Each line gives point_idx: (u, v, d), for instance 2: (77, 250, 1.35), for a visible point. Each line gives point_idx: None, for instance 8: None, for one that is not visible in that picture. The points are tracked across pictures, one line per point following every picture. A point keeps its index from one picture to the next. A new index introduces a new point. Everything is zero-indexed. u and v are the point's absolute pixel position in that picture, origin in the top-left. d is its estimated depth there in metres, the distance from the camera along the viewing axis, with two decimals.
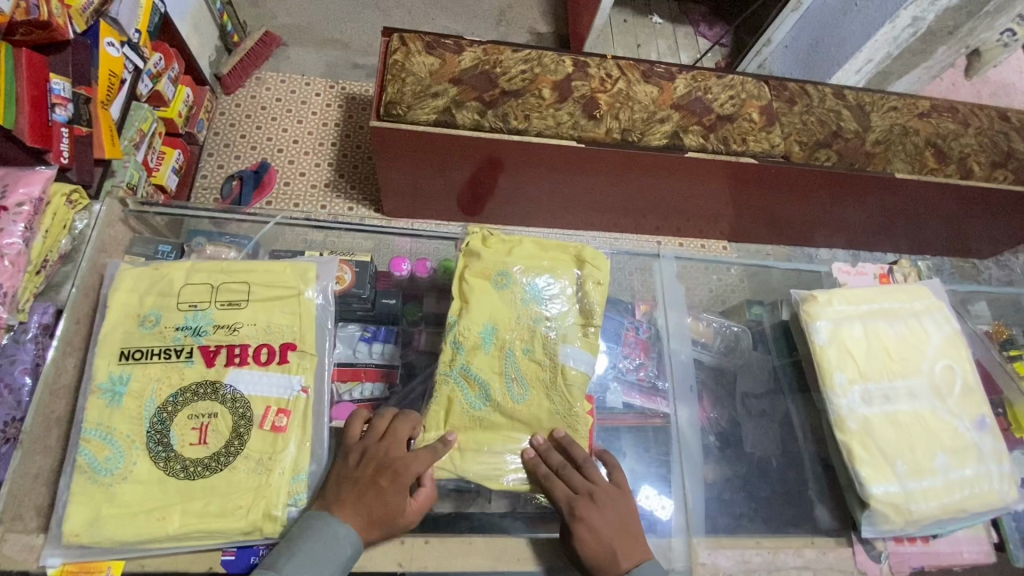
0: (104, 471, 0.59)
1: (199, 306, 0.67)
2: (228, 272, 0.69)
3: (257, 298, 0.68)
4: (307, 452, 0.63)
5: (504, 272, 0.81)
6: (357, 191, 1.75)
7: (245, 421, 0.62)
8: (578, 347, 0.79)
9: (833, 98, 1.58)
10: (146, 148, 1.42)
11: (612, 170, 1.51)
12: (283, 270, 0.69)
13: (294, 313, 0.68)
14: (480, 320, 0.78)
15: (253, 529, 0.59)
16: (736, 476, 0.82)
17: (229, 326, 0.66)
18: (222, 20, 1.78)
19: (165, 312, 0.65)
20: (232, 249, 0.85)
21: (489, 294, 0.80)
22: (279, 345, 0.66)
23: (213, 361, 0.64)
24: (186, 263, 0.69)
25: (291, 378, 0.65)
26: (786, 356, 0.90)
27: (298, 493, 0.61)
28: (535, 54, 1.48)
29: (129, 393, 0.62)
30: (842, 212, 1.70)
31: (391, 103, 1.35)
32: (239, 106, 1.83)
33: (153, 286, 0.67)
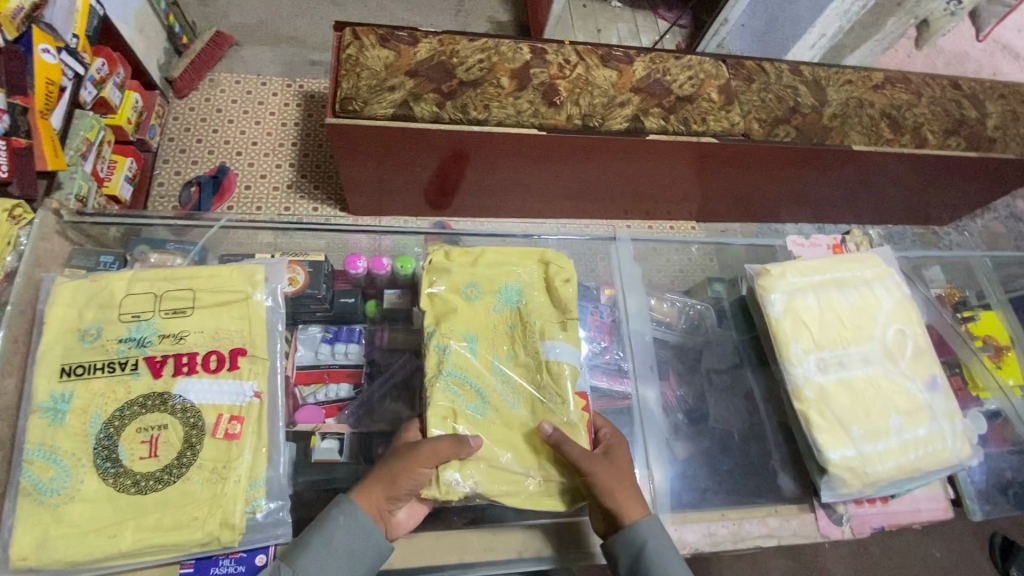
0: (49, 492, 0.57)
1: (142, 317, 0.65)
2: (173, 280, 0.67)
3: (203, 304, 0.66)
4: (263, 458, 0.61)
5: (472, 282, 0.82)
6: (321, 190, 1.72)
7: (197, 431, 0.60)
8: (558, 341, 0.79)
9: (790, 74, 1.59)
10: (94, 157, 1.38)
11: (576, 157, 1.51)
12: (229, 272, 0.68)
13: (244, 316, 0.66)
14: (457, 338, 0.77)
15: (211, 540, 0.57)
16: (701, 452, 0.83)
17: (175, 335, 0.64)
18: (169, 21, 1.72)
19: (106, 325, 0.63)
20: (178, 256, 0.84)
21: (458, 305, 0.80)
22: (229, 350, 0.64)
23: (160, 371, 0.62)
24: (127, 273, 0.67)
25: (243, 384, 0.63)
26: (746, 332, 0.92)
27: (256, 500, 0.60)
28: (492, 43, 1.46)
29: (73, 410, 0.60)
30: (805, 187, 1.72)
31: (347, 99, 1.33)
32: (193, 109, 1.78)
33: (93, 298, 0.65)
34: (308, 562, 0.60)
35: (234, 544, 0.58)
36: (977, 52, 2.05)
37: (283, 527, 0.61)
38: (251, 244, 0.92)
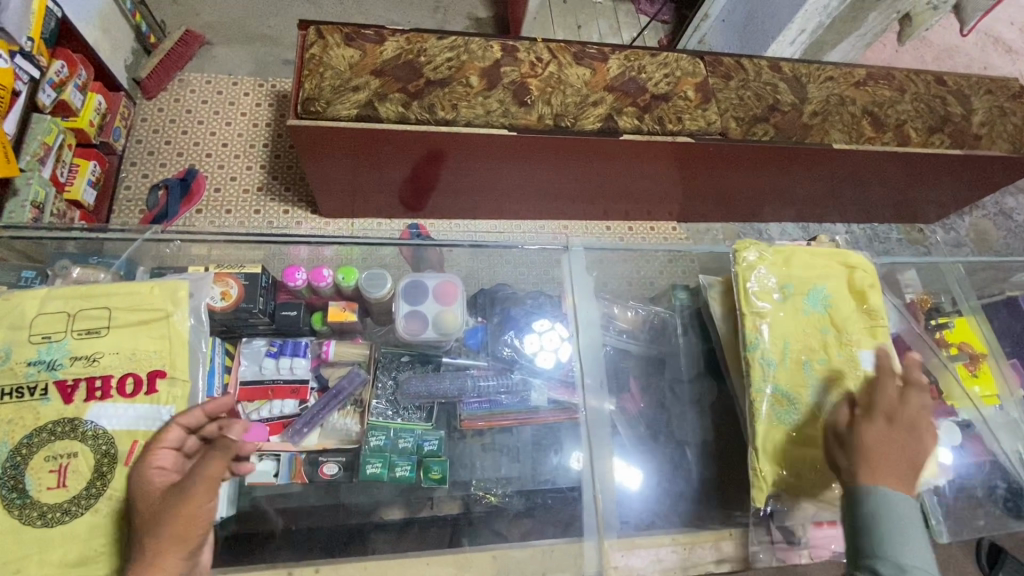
0: None
1: (53, 338, 0.63)
2: (85, 299, 0.65)
3: (119, 324, 0.64)
4: None
5: (785, 282, 0.85)
6: (292, 193, 1.68)
7: (109, 459, 0.59)
8: (872, 349, 0.82)
9: (770, 71, 1.56)
10: (52, 163, 1.35)
11: (551, 158, 1.47)
12: (148, 289, 0.66)
13: (163, 334, 0.65)
14: (770, 338, 0.81)
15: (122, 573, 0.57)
16: (656, 470, 0.81)
17: (88, 357, 0.63)
18: (135, 20, 1.68)
19: (15, 347, 0.61)
20: (101, 271, 0.79)
21: (774, 308, 0.83)
22: (146, 372, 0.64)
23: (71, 397, 0.61)
24: (36, 292, 0.65)
25: (160, 408, 0.63)
26: (704, 342, 0.90)
27: None
28: (461, 41, 1.43)
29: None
30: (787, 185, 1.68)
31: (309, 100, 1.29)
32: (162, 110, 1.73)
33: (4, 318, 0.63)
34: None
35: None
36: (967, 47, 2.01)
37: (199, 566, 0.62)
38: (186, 255, 0.88)
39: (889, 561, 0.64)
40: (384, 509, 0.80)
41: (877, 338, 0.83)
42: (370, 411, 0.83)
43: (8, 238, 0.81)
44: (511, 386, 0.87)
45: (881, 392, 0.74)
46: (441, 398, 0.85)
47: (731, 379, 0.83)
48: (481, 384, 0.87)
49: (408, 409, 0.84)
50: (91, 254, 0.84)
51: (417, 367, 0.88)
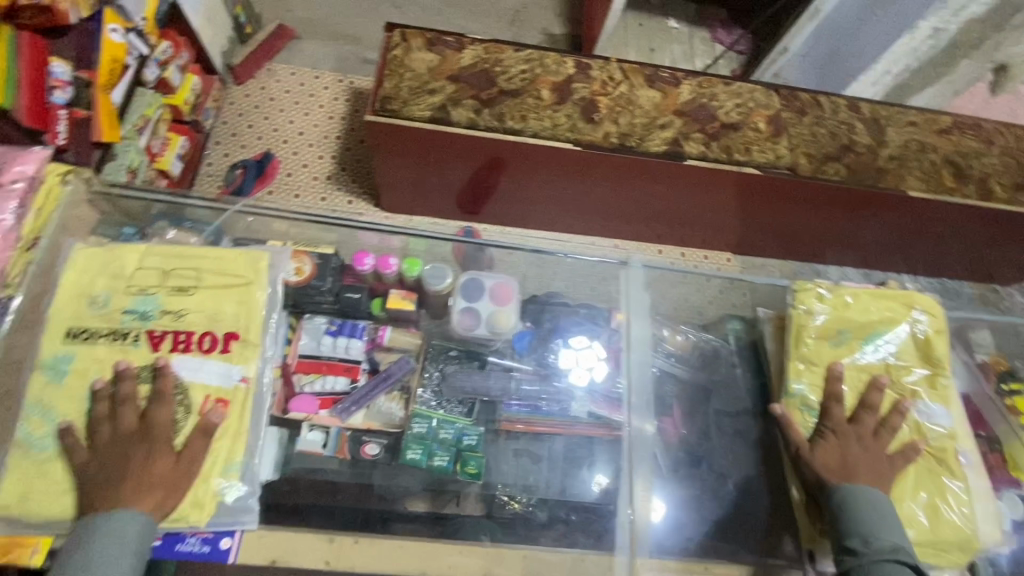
0: (37, 448, 0.66)
1: (148, 291, 0.75)
2: (182, 261, 0.77)
3: (205, 285, 0.76)
4: (241, 445, 0.70)
5: (841, 327, 0.84)
6: (357, 184, 1.75)
7: (183, 407, 0.69)
8: (929, 401, 0.81)
9: (847, 110, 1.52)
10: (149, 134, 1.45)
11: (611, 176, 1.48)
12: (236, 259, 0.78)
13: (243, 299, 0.76)
14: (817, 382, 0.81)
15: (181, 517, 0.65)
16: (692, 498, 0.80)
17: (175, 312, 0.74)
18: (236, 11, 1.81)
19: (114, 295, 0.74)
20: (193, 235, 0.87)
21: (827, 351, 0.83)
22: (222, 334, 0.74)
23: (158, 346, 0.72)
24: (139, 248, 0.78)
25: (232, 367, 0.72)
26: (756, 377, 0.89)
27: (232, 483, 0.68)
28: (537, 55, 1.47)
29: (71, 372, 0.69)
30: (853, 229, 1.62)
31: (387, 99, 1.36)
32: (249, 96, 1.85)
33: (106, 269, 0.75)
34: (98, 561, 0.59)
35: (203, 525, 0.66)
36: None
37: (250, 515, 0.69)
38: (266, 230, 0.94)
39: (856, 535, 0.67)
40: (410, 499, 0.80)
41: (933, 389, 0.82)
42: (415, 399, 0.86)
43: None
44: (554, 395, 0.88)
45: (829, 416, 0.77)
46: (484, 396, 0.87)
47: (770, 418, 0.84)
48: (525, 387, 0.89)
49: (451, 402, 0.86)
50: (186, 220, 0.92)
51: (464, 362, 0.90)
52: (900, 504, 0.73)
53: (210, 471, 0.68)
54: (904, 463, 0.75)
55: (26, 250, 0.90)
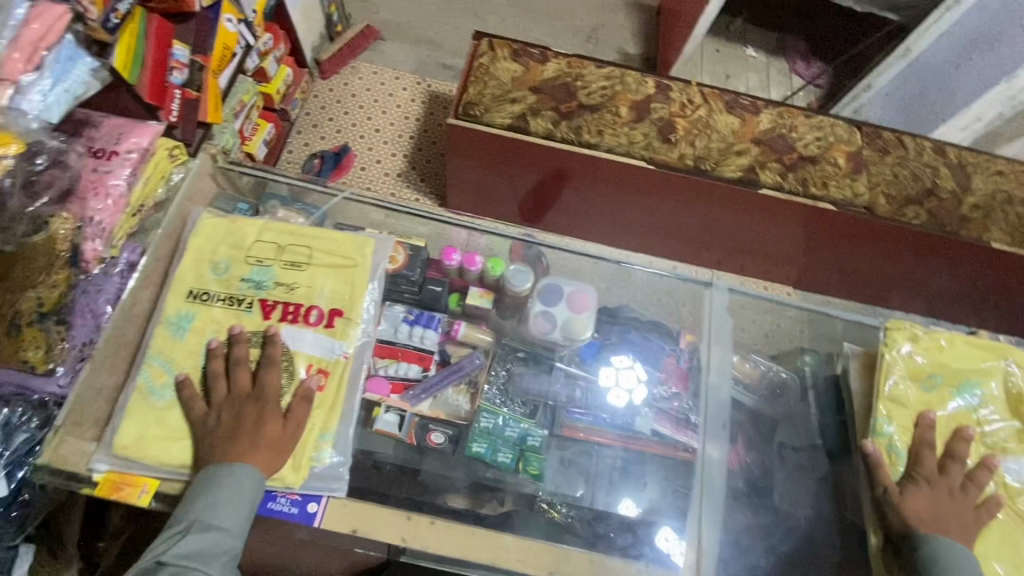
0: (156, 395, 0.73)
1: (264, 262, 0.82)
2: (295, 237, 0.84)
3: (316, 262, 0.83)
4: (335, 418, 0.75)
5: (933, 371, 0.82)
6: (426, 184, 1.81)
7: (288, 373, 0.76)
8: (1019, 460, 0.78)
9: (932, 153, 1.48)
10: (244, 117, 1.53)
11: (680, 198, 1.48)
12: (346, 242, 0.85)
13: (349, 280, 0.82)
14: (905, 425, 0.79)
15: (278, 477, 0.71)
16: (758, 526, 0.80)
17: (288, 285, 0.81)
18: (330, 10, 1.91)
19: (233, 263, 0.81)
20: (301, 215, 0.95)
21: (918, 394, 0.80)
22: (328, 310, 0.80)
23: (269, 314, 0.79)
24: (258, 222, 0.85)
25: (334, 342, 0.79)
26: (833, 414, 0.87)
27: (323, 450, 0.74)
28: (618, 72, 1.49)
29: (190, 329, 0.77)
30: (924, 277, 1.56)
31: (470, 104, 1.40)
32: (332, 91, 1.94)
33: (229, 238, 0.83)
34: (215, 509, 0.65)
35: (296, 486, 0.72)
36: None
37: (340, 483, 0.73)
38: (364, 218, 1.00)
39: None
40: (450, 495, 0.81)
41: None
42: (482, 394, 0.88)
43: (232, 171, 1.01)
44: (616, 409, 0.88)
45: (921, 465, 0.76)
46: (548, 401, 0.89)
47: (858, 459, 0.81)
48: (591, 395, 0.89)
49: (514, 402, 0.88)
50: (298, 201, 0.99)
51: (530, 365, 0.92)
52: (985, 564, 0.71)
53: (308, 436, 0.74)
54: (988, 519, 0.73)
55: (132, 213, 1.05)
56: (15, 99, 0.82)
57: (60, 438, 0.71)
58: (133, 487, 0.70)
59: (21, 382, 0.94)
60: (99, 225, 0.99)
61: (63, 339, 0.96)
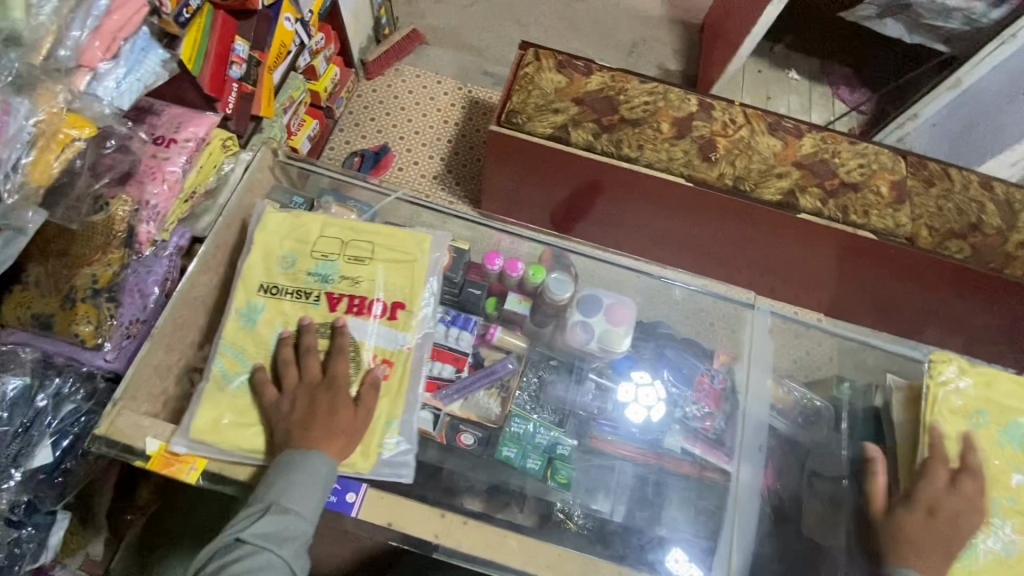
0: (233, 383, 0.77)
1: (329, 257, 0.85)
2: (356, 232, 0.87)
3: (378, 257, 0.85)
4: (400, 405, 0.78)
5: (981, 407, 0.77)
6: (461, 188, 1.84)
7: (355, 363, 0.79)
8: None
9: (979, 187, 1.44)
10: (292, 113, 1.57)
11: (716, 216, 1.47)
12: (404, 238, 0.87)
13: (409, 274, 0.85)
14: (954, 462, 0.74)
15: (350, 462, 0.74)
16: (781, 554, 0.80)
17: (352, 279, 0.84)
18: (379, 13, 1.96)
19: (300, 258, 0.84)
20: (354, 212, 0.97)
21: (966, 431, 0.75)
22: (390, 302, 0.83)
23: (335, 307, 0.82)
24: (319, 217, 0.88)
25: (398, 333, 0.82)
26: (874, 446, 0.83)
27: (391, 437, 0.76)
28: (662, 88, 1.49)
29: (261, 321, 0.81)
30: (960, 314, 1.52)
31: (513, 112, 1.42)
32: (375, 91, 1.98)
33: (293, 234, 0.86)
34: (294, 493, 0.67)
35: (366, 472, 0.74)
36: None
37: (406, 469, 0.75)
38: (414, 220, 1.02)
39: None
40: (466, 497, 0.81)
41: None
42: (513, 400, 0.89)
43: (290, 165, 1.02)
44: (646, 425, 0.88)
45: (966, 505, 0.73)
46: (579, 411, 0.89)
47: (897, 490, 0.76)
48: (619, 408, 0.89)
49: (545, 409, 0.89)
50: (348, 198, 1.02)
51: (562, 373, 0.93)
52: None
53: (376, 425, 0.77)
54: None
55: (183, 199, 1.08)
56: (91, 86, 0.85)
57: (117, 411, 0.74)
58: (184, 465, 0.72)
59: (72, 354, 0.98)
60: (154, 209, 1.01)
61: (111, 316, 0.99)
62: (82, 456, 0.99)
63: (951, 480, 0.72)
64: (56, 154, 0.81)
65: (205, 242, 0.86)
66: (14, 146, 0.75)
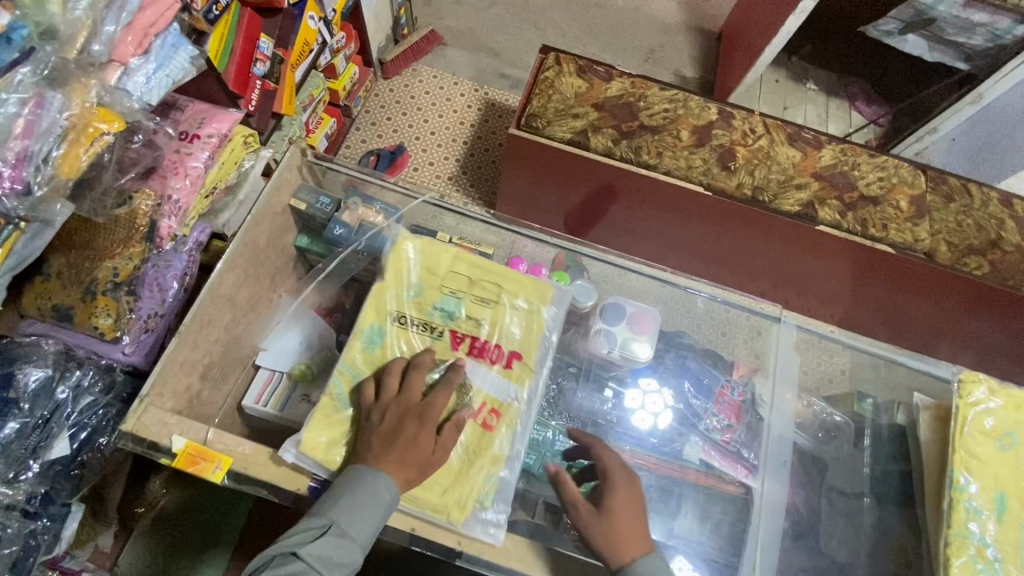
0: (343, 406, 0.75)
1: (456, 293, 0.85)
2: (484, 271, 0.86)
3: (500, 301, 0.85)
4: (501, 459, 0.76)
5: (1010, 429, 0.75)
6: (475, 190, 1.84)
7: (463, 406, 0.78)
8: None
9: (999, 204, 1.43)
10: (311, 111, 1.57)
11: (731, 224, 1.47)
12: (530, 285, 0.86)
13: (530, 324, 0.84)
14: (985, 484, 0.71)
15: (442, 510, 0.72)
16: (812, 570, 0.79)
17: (474, 320, 0.83)
18: (399, 13, 1.96)
19: (428, 290, 0.84)
20: (380, 215, 0.99)
21: (996, 454, 0.73)
22: (508, 351, 0.82)
23: (457, 346, 0.82)
24: (452, 250, 0.87)
25: (511, 385, 0.80)
26: (894, 463, 0.84)
27: (487, 494, 0.74)
28: (682, 96, 1.49)
29: (383, 346, 0.80)
30: (973, 331, 1.51)
31: (533, 115, 1.42)
32: (392, 91, 1.98)
33: (425, 263, 0.86)
34: (352, 516, 0.65)
35: (456, 523, 0.72)
36: None
37: (496, 530, 0.72)
38: (438, 222, 1.03)
39: None
40: None
41: None
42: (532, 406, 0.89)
43: (318, 165, 1.02)
44: (665, 436, 0.88)
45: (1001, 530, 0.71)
46: (598, 420, 0.90)
47: (927, 511, 0.75)
48: (635, 415, 0.90)
49: (562, 415, 0.90)
50: (373, 198, 1.02)
51: (581, 380, 0.94)
52: None
53: (476, 476, 0.75)
54: None
55: (205, 195, 1.08)
56: (122, 80, 0.85)
57: (143, 408, 0.74)
58: (209, 462, 0.71)
59: (92, 347, 0.99)
60: (176, 204, 1.01)
61: (132, 310, 1.00)
62: (99, 450, 1.00)
63: (981, 505, 0.70)
64: (86, 148, 0.80)
65: (233, 239, 0.86)
66: (47, 138, 0.75)
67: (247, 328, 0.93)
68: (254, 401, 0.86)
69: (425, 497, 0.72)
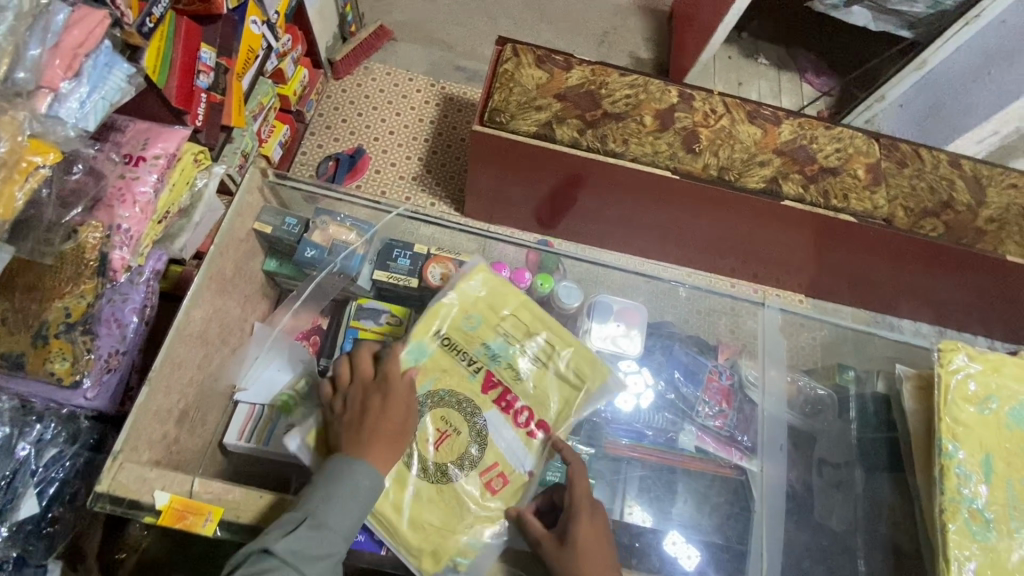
0: None
1: (510, 340, 0.85)
2: (547, 329, 0.87)
3: (546, 362, 0.84)
4: (486, 522, 0.73)
5: (989, 392, 0.79)
6: (442, 188, 1.80)
7: (474, 456, 0.78)
8: None
9: (948, 166, 1.50)
10: (262, 120, 1.49)
11: (699, 205, 1.48)
12: (588, 358, 0.85)
13: (566, 395, 0.82)
14: (972, 448, 0.75)
15: (417, 555, 0.71)
16: (816, 547, 0.81)
17: (516, 373, 0.83)
18: (344, 10, 1.88)
19: (482, 326, 0.86)
20: (353, 232, 0.95)
21: (978, 419, 0.77)
22: (537, 418, 0.81)
23: (488, 390, 0.82)
24: (522, 297, 0.88)
25: (526, 455, 0.79)
26: (883, 432, 0.86)
27: (462, 557, 0.71)
28: (642, 81, 1.49)
29: (421, 365, 0.82)
30: (931, 288, 1.58)
31: (495, 111, 1.39)
32: (345, 92, 1.91)
33: (489, 299, 0.88)
34: (334, 508, 0.64)
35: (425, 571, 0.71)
36: None
37: None
38: (416, 233, 1.03)
39: None
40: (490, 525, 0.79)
41: None
42: None
43: (283, 184, 0.98)
44: (663, 427, 0.89)
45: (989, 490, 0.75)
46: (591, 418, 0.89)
47: (918, 478, 0.78)
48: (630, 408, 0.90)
49: None
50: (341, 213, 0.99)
51: None
52: None
53: (460, 532, 0.73)
54: None
55: (157, 220, 1.01)
56: (53, 107, 0.78)
57: (118, 464, 0.69)
58: (198, 514, 0.67)
59: (50, 395, 0.92)
60: (126, 233, 0.94)
61: (90, 351, 0.94)
62: (71, 502, 0.94)
63: (967, 468, 0.74)
64: (21, 185, 0.74)
65: (197, 272, 0.81)
66: None
67: (220, 361, 0.88)
68: (236, 438, 0.84)
69: (407, 538, 0.72)
